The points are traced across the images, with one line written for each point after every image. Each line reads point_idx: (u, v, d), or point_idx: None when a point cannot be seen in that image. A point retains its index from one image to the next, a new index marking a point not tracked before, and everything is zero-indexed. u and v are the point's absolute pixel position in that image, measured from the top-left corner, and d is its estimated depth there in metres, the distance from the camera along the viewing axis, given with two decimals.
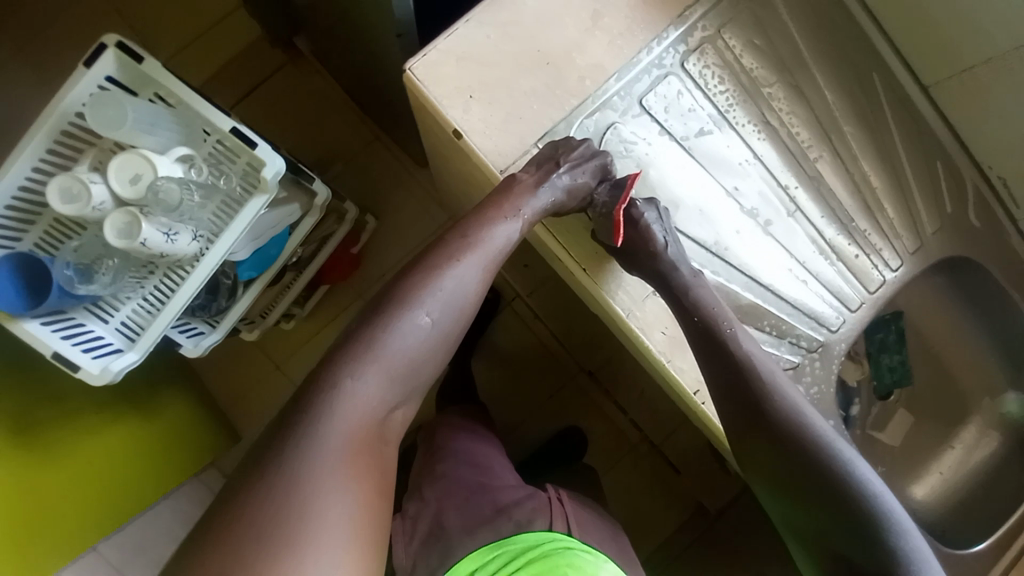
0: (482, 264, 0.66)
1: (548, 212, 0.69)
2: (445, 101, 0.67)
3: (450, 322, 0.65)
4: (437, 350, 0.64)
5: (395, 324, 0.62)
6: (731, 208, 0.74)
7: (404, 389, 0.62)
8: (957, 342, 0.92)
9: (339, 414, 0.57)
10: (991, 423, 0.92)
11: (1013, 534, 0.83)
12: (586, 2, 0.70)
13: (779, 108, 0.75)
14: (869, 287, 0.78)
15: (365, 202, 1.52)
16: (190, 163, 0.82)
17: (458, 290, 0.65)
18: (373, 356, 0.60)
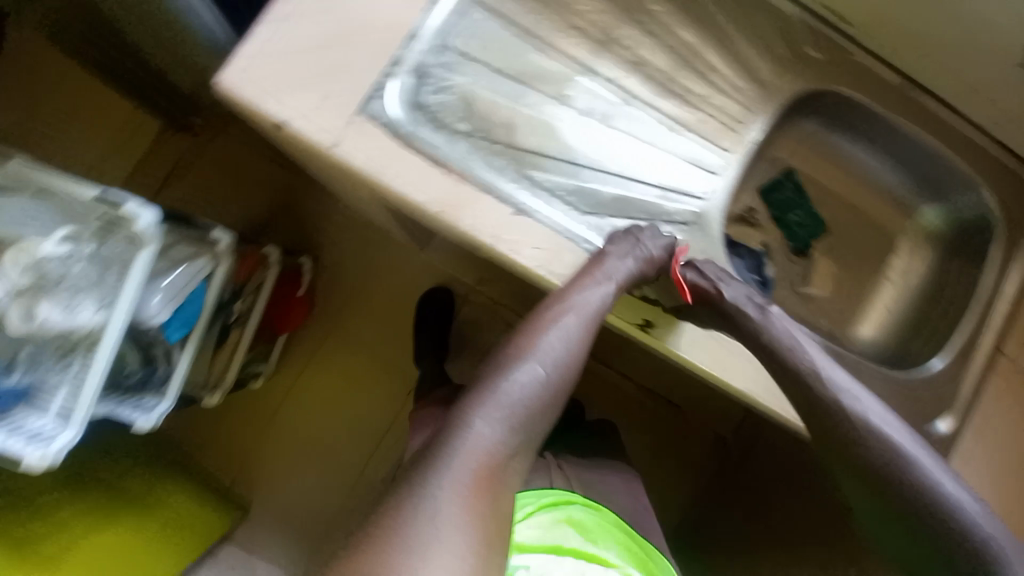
0: (585, 324, 0.62)
1: (633, 281, 0.67)
2: (259, 100, 0.68)
3: (559, 381, 0.61)
4: (545, 406, 0.59)
5: (504, 375, 0.58)
6: (565, 115, 0.76)
7: (517, 441, 0.57)
8: (852, 179, 0.93)
9: (464, 457, 0.53)
10: (916, 242, 0.93)
11: (977, 339, 0.79)
12: None
13: (583, 10, 0.77)
14: (726, 146, 0.79)
15: (299, 244, 1.54)
16: (73, 240, 0.86)
17: (567, 348, 0.61)
18: (485, 404, 0.56)
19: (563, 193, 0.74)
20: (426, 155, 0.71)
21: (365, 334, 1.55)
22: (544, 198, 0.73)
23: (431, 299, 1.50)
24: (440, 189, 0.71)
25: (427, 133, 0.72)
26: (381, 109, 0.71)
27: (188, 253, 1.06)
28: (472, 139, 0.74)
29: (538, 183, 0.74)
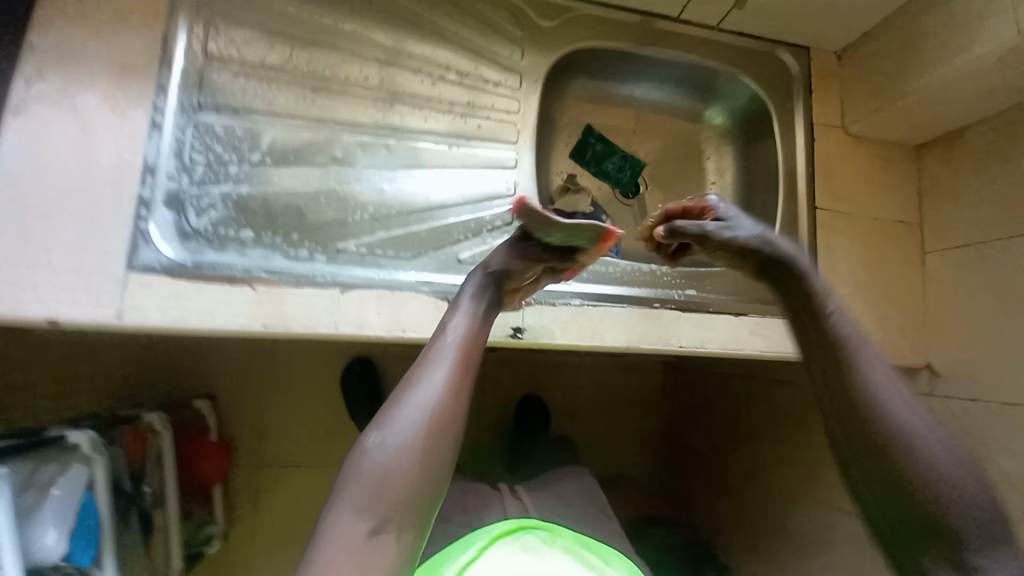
0: (447, 368, 0.54)
1: (489, 302, 0.61)
2: (14, 308, 0.59)
3: (434, 446, 0.50)
4: (421, 479, 0.49)
5: (359, 454, 0.50)
6: (348, 175, 0.74)
7: (384, 530, 0.46)
8: (644, 111, 0.99)
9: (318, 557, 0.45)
10: (715, 141, 1.01)
11: (792, 206, 0.87)
12: (60, 122, 0.62)
13: (315, 70, 0.74)
14: (511, 138, 0.81)
15: (194, 387, 1.24)
16: None
17: (434, 404, 0.52)
18: (336, 496, 0.48)
19: (382, 250, 0.72)
20: (221, 278, 0.65)
21: (295, 445, 1.30)
22: (365, 265, 0.71)
23: (349, 377, 1.32)
24: (251, 305, 0.65)
25: (215, 258, 0.67)
26: (153, 256, 0.64)
27: (56, 470, 0.81)
28: (265, 241, 0.69)
29: (352, 252, 0.71)
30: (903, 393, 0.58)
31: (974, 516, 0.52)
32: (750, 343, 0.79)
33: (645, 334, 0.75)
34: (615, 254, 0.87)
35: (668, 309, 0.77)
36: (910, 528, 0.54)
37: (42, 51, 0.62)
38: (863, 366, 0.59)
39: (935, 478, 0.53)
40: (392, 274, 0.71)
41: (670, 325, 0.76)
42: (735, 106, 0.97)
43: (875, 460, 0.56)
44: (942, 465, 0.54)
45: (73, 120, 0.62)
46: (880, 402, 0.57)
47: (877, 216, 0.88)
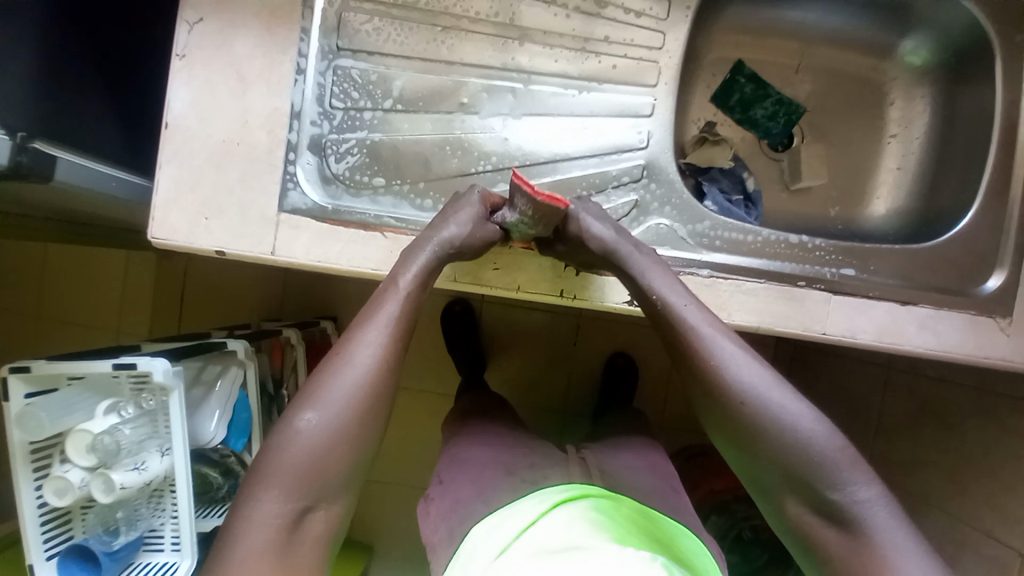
0: (374, 343, 0.58)
1: (431, 273, 0.63)
2: (190, 239, 0.68)
3: (354, 420, 0.56)
4: (346, 444, 0.56)
5: (290, 428, 0.55)
6: (474, 124, 0.71)
7: (313, 493, 0.55)
8: (811, 46, 0.83)
9: (255, 514, 0.53)
10: (904, 84, 0.82)
11: (1004, 174, 0.69)
12: (222, 67, 0.67)
13: (445, 7, 0.70)
14: (649, 80, 0.71)
15: (319, 309, 1.38)
16: (117, 407, 0.81)
17: (358, 383, 0.57)
18: (264, 463, 0.55)
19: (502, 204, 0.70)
20: (357, 224, 0.69)
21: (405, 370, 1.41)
22: None
23: (451, 316, 1.38)
24: (381, 252, 0.69)
25: (350, 205, 0.70)
26: (300, 199, 0.69)
27: (218, 371, 1.00)
28: (394, 191, 0.71)
29: None
30: (762, 379, 0.59)
31: (844, 469, 0.55)
32: (912, 338, 0.68)
33: (786, 317, 0.67)
34: (753, 220, 0.77)
35: (814, 290, 0.67)
36: (778, 487, 0.58)
37: (206, 1, 0.66)
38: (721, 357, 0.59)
39: (794, 443, 0.56)
40: None
41: (815, 310, 0.67)
42: (942, 36, 0.76)
43: (762, 456, 0.58)
44: (801, 430, 0.56)
45: (233, 67, 0.67)
46: (769, 404, 0.57)
47: None
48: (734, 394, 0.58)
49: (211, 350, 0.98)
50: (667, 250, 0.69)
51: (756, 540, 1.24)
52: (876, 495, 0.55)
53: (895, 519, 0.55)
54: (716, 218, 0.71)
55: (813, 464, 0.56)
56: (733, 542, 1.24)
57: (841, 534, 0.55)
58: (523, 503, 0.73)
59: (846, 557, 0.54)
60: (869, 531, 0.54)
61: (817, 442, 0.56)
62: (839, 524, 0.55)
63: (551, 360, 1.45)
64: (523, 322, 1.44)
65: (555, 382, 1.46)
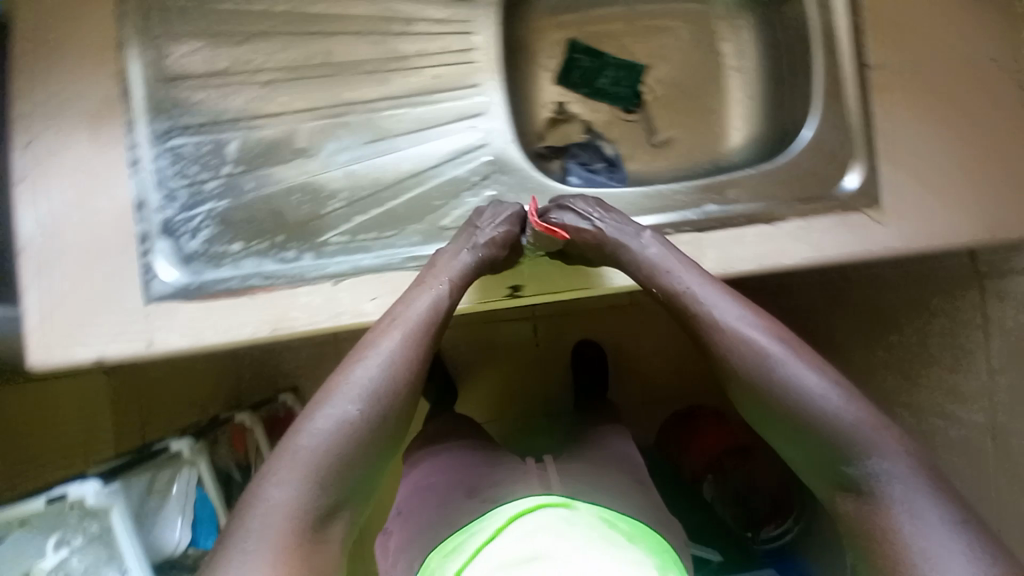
0: (405, 334, 0.59)
1: (469, 276, 0.65)
2: (68, 356, 0.67)
3: (381, 411, 0.56)
4: (368, 437, 0.55)
5: (321, 413, 0.55)
6: (315, 165, 0.70)
7: (333, 490, 0.53)
8: (632, 4, 0.85)
9: (271, 506, 0.51)
10: (730, 18, 0.84)
11: (829, 80, 0.71)
12: (58, 181, 0.67)
13: (261, 65, 0.71)
14: (474, 79, 0.71)
15: (277, 382, 1.34)
16: (65, 539, 0.78)
17: (388, 375, 0.57)
18: (285, 447, 0.54)
19: (364, 235, 0.69)
20: (228, 294, 0.68)
21: None
22: (353, 253, 0.69)
23: None
24: (259, 313, 0.68)
25: (216, 276, 0.70)
26: (164, 285, 0.69)
27: (170, 475, 0.95)
28: (254, 251, 0.70)
29: (337, 244, 0.69)
30: (784, 345, 0.58)
31: (868, 437, 0.53)
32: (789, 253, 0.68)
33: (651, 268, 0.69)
34: (618, 183, 0.78)
35: (681, 235, 0.69)
36: (807, 453, 0.56)
37: (27, 123, 0.67)
38: (738, 321, 0.59)
39: (809, 406, 0.55)
40: (377, 257, 0.69)
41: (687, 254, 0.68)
42: None
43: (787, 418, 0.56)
44: (823, 389, 0.56)
45: (68, 178, 0.67)
46: (794, 352, 0.58)
47: (958, 58, 0.71)
48: (748, 360, 0.58)
49: (153, 459, 0.92)
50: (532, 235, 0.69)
51: (754, 492, 1.24)
52: (902, 467, 0.52)
53: (919, 492, 0.51)
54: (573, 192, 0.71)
55: (829, 430, 0.54)
56: (732, 498, 1.24)
57: (860, 501, 0.53)
58: (479, 528, 0.68)
59: (865, 520, 0.52)
60: (890, 505, 0.51)
61: (835, 407, 0.55)
62: (854, 487, 0.54)
63: (513, 370, 1.44)
64: (473, 339, 1.42)
65: (520, 390, 1.44)
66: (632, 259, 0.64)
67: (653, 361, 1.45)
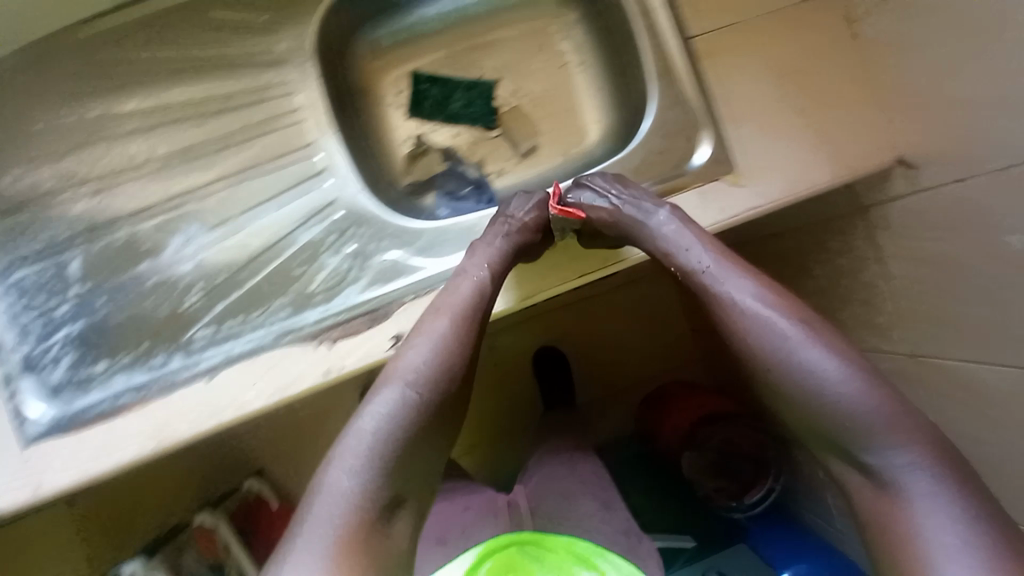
0: (452, 320, 0.61)
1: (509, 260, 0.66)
2: None
3: (433, 397, 0.57)
4: (421, 422, 0.56)
5: (377, 398, 0.56)
6: (162, 264, 0.68)
7: (392, 481, 0.53)
8: (465, 22, 0.83)
9: (329, 493, 0.51)
10: (561, 14, 0.83)
11: (656, 62, 0.71)
12: None
13: (89, 177, 0.69)
14: (305, 138, 0.69)
15: (240, 470, 1.13)
16: None
17: (437, 362, 0.58)
18: (348, 434, 0.54)
19: (229, 322, 0.66)
20: (104, 416, 0.65)
21: None
22: (222, 343, 0.66)
23: None
24: (141, 429, 0.65)
25: (88, 401, 0.66)
26: (36, 425, 0.65)
27: None
28: (124, 365, 0.66)
29: (203, 338, 0.66)
30: (803, 322, 0.56)
31: (878, 429, 0.50)
32: None
33: (518, 286, 0.70)
34: (485, 203, 0.78)
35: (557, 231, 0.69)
36: (810, 434, 0.55)
37: None
38: (755, 296, 0.58)
39: (815, 386, 0.53)
40: (247, 341, 0.66)
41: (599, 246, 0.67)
42: None
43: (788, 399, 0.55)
44: (842, 373, 0.52)
45: None
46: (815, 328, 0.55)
47: (776, 7, 0.70)
48: (760, 333, 0.56)
49: None
50: (401, 281, 0.67)
51: (730, 457, 1.22)
52: (914, 460, 0.49)
53: (929, 491, 0.47)
54: (435, 227, 0.69)
55: (834, 413, 0.52)
56: (712, 470, 1.22)
57: (869, 484, 0.51)
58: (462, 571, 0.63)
59: (870, 502, 0.50)
60: (899, 497, 0.48)
61: (844, 389, 0.52)
62: (867, 471, 0.51)
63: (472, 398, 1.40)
64: None
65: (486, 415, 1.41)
66: (648, 237, 0.65)
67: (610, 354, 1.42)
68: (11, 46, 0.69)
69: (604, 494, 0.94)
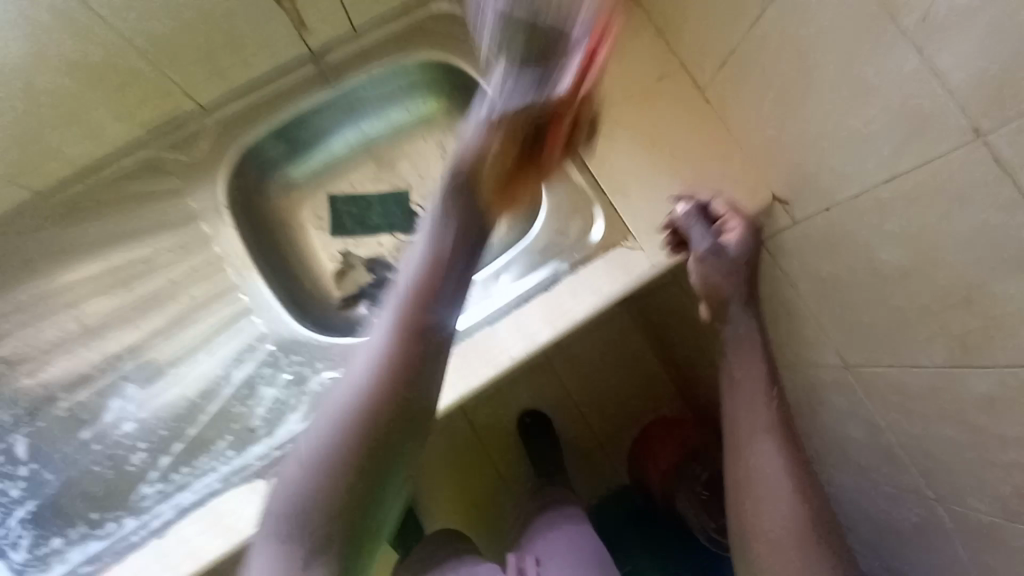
0: (427, 250, 0.46)
1: (481, 169, 0.46)
2: None
3: (398, 374, 0.43)
4: (380, 411, 0.42)
5: (337, 361, 0.46)
6: (103, 427, 0.69)
7: (353, 467, 0.42)
8: (370, 147, 0.91)
9: (288, 480, 0.44)
10: (454, 121, 0.91)
11: None
12: None
13: (22, 356, 0.71)
14: (230, 279, 0.73)
15: None
16: None
17: (397, 315, 0.44)
18: (310, 424, 0.45)
19: (177, 473, 0.67)
20: None
21: None
22: (171, 495, 0.66)
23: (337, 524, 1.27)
24: None
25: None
26: None
27: None
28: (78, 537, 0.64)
29: (153, 494, 0.67)
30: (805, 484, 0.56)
31: None
32: (571, 308, 0.72)
33: (453, 374, 0.71)
34: None
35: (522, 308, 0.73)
36: None
37: None
38: (772, 443, 0.58)
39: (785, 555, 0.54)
40: (194, 489, 0.66)
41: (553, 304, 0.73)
42: (441, 87, 0.89)
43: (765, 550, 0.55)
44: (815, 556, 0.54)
45: None
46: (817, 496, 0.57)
47: (630, 92, 0.80)
48: (749, 475, 0.58)
49: None
50: None
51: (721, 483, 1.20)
52: None
53: None
54: (366, 338, 0.72)
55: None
56: (705, 499, 1.17)
57: None
58: None
59: None
60: None
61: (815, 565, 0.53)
62: None
63: (469, 470, 1.32)
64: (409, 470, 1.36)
65: (489, 487, 1.32)
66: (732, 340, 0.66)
67: (595, 413, 1.38)
68: None
69: (611, 567, 0.86)
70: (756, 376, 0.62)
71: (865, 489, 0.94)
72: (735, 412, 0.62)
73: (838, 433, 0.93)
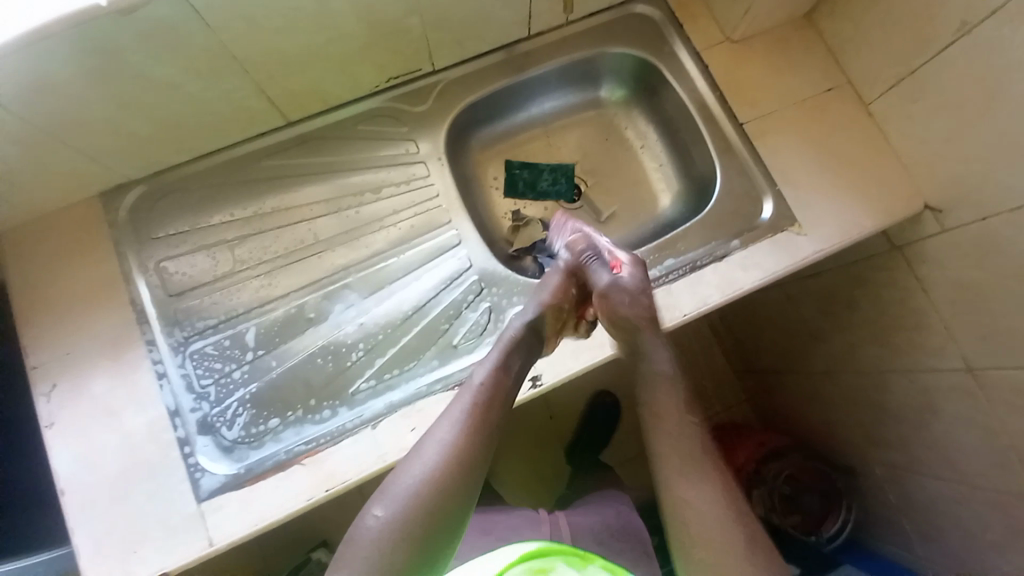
0: (460, 420, 0.62)
1: (501, 385, 0.66)
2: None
3: (470, 438, 0.60)
4: (460, 460, 0.58)
5: (370, 506, 0.55)
6: (328, 327, 0.80)
7: (442, 488, 0.56)
8: (547, 121, 1.02)
9: (376, 505, 0.55)
10: (624, 110, 1.03)
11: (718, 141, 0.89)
12: (104, 416, 0.73)
13: (263, 258, 0.83)
14: (443, 218, 0.85)
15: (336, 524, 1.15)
16: None
17: (444, 456, 0.58)
18: (389, 481, 0.57)
19: (389, 373, 0.76)
20: (274, 467, 0.71)
21: None
22: (383, 392, 0.75)
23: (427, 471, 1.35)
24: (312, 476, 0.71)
25: (265, 451, 0.74)
26: (212, 479, 0.71)
27: None
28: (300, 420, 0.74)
29: (367, 389, 0.75)
30: (729, 500, 0.58)
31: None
32: (742, 280, 0.81)
33: None
34: None
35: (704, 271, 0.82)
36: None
37: (54, 370, 0.74)
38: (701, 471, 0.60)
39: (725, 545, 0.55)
40: (406, 388, 0.75)
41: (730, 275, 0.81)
42: (623, 77, 0.99)
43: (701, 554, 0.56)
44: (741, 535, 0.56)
45: (110, 412, 0.73)
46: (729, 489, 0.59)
47: (807, 98, 0.89)
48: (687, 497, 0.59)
49: None
50: None
51: (797, 490, 1.28)
52: None
53: None
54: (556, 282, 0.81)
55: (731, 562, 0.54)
56: (783, 505, 1.28)
57: None
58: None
59: None
60: None
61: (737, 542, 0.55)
62: None
63: (545, 445, 1.27)
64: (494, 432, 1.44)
65: (562, 463, 1.27)
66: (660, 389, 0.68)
67: None
68: (194, 155, 0.84)
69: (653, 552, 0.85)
70: (672, 402, 0.67)
71: (958, 499, 0.99)
72: (662, 451, 0.63)
73: (946, 441, 0.97)
